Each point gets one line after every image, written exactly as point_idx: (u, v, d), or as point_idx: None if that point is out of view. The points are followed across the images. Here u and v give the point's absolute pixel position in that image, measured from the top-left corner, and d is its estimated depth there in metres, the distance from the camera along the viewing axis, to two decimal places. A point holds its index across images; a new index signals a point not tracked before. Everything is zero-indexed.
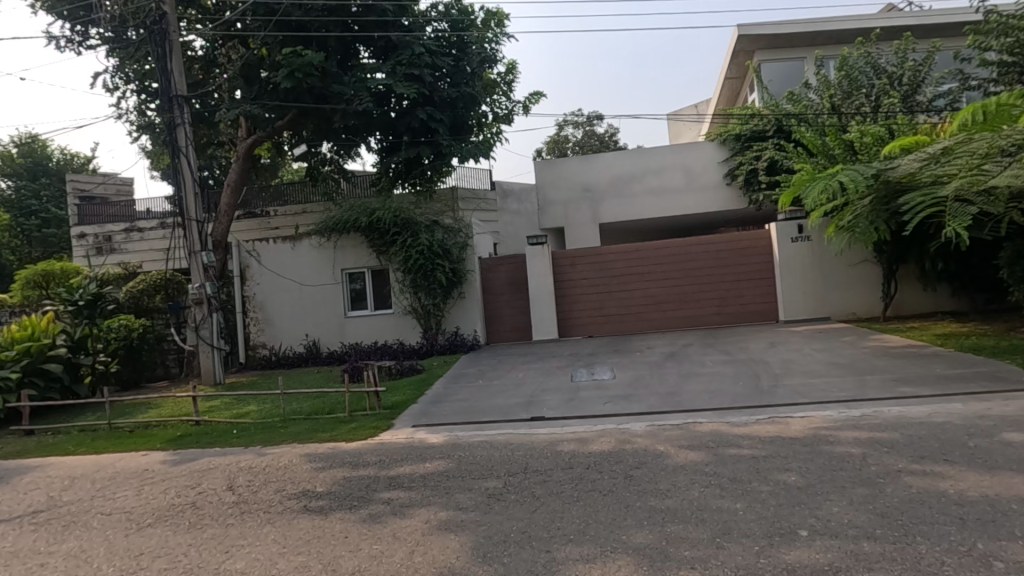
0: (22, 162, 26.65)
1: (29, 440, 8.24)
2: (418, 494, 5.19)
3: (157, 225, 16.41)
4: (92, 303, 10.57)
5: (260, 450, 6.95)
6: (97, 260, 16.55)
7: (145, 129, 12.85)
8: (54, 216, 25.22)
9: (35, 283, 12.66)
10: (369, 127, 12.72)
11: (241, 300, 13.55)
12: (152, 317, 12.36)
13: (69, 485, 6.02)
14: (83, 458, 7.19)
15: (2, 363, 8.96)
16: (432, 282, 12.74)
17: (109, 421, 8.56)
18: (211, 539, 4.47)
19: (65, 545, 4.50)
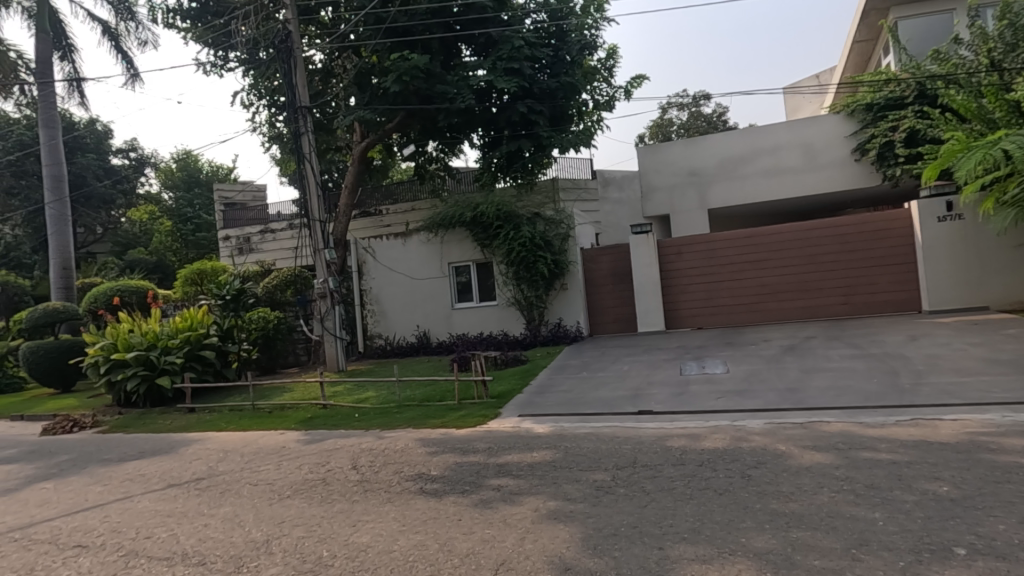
0: (180, 176, 30.75)
1: (191, 416, 9.52)
2: (527, 482, 5.28)
3: (286, 226, 18.09)
4: (236, 297, 11.95)
5: (379, 434, 7.44)
6: (240, 259, 18.63)
7: (275, 139, 14.18)
8: (206, 222, 28.94)
9: (192, 280, 14.51)
10: (472, 123, 13.08)
11: (359, 294, 14.59)
12: (284, 310, 13.66)
13: (223, 457, 6.88)
14: (234, 433, 8.17)
15: (169, 349, 10.44)
16: (534, 274, 12.87)
17: (253, 402, 9.63)
18: (339, 513, 4.86)
19: (223, 509, 5.16)
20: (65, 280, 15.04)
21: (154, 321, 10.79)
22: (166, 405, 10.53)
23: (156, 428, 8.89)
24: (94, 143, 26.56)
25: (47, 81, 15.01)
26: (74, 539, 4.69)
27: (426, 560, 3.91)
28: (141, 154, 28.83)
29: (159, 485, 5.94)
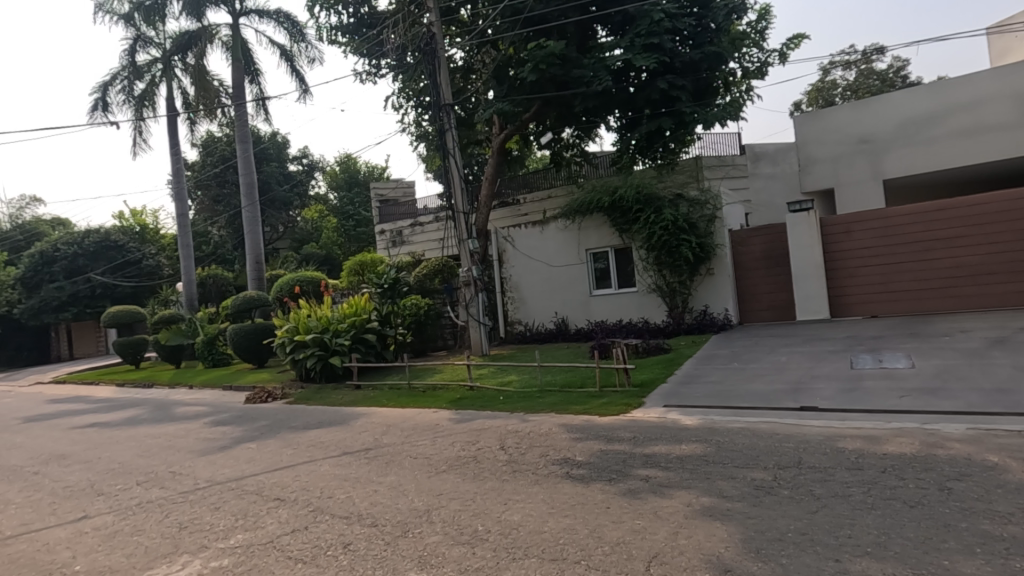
0: (343, 177, 34.29)
1: (358, 392, 10.66)
2: (677, 475, 5.06)
3: (433, 219, 19.33)
4: (392, 286, 13.14)
5: (524, 417, 7.65)
6: (393, 251, 20.34)
7: (422, 137, 15.15)
8: (365, 218, 32.06)
9: (356, 270, 16.15)
10: (609, 106, 12.69)
11: (500, 282, 15.12)
12: (433, 297, 14.61)
13: (387, 430, 7.59)
14: (394, 409, 8.98)
15: (339, 332, 11.78)
16: (677, 259, 12.31)
17: (408, 381, 10.50)
18: (490, 491, 5.09)
19: (389, 477, 5.69)
20: (258, 272, 17.64)
21: (327, 307, 12.20)
22: (338, 381, 11.91)
23: (330, 401, 10.10)
24: (276, 153, 30.77)
25: (240, 102, 17.60)
26: (274, 492, 5.50)
27: (576, 545, 3.93)
28: (312, 160, 32.77)
29: (336, 452, 6.73)
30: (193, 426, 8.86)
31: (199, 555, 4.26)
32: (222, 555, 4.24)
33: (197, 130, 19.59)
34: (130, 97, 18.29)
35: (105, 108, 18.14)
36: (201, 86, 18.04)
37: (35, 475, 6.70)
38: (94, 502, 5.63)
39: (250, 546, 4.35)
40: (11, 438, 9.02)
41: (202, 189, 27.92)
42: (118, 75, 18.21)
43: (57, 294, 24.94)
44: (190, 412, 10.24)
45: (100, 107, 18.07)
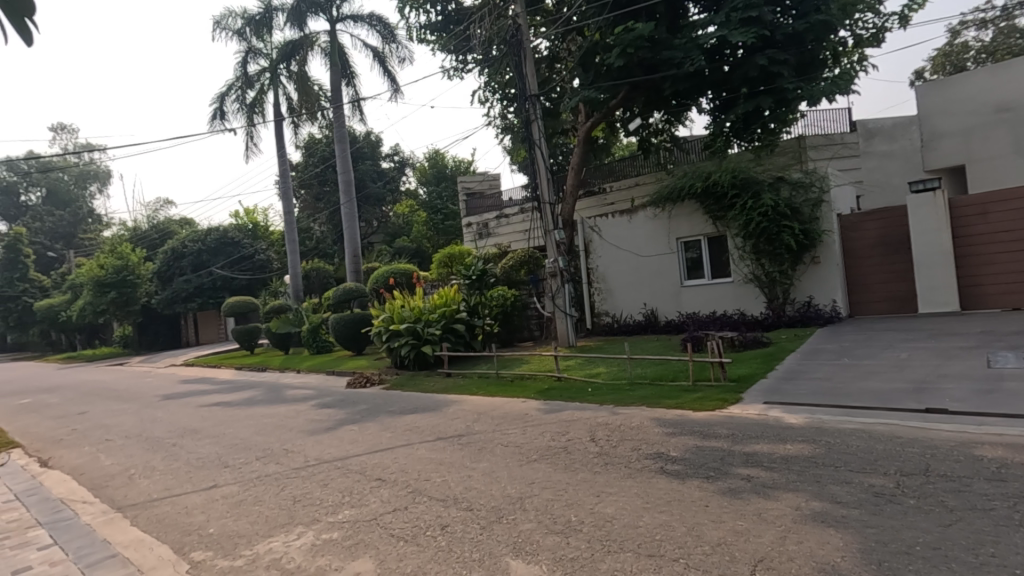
0: (431, 172, 35.43)
1: (449, 380, 11.03)
2: (783, 477, 4.76)
3: (518, 210, 19.49)
4: (480, 277, 13.15)
5: (613, 409, 7.53)
6: (480, 243, 20.74)
7: (507, 130, 15.27)
8: (453, 211, 32.91)
9: (445, 263, 16.62)
10: (701, 87, 12.15)
11: (586, 272, 14.92)
12: (519, 288, 14.71)
13: (478, 418, 7.78)
14: (484, 398, 9.19)
15: (430, 322, 12.23)
16: (778, 246, 11.55)
17: (497, 371, 10.71)
18: (582, 482, 5.06)
19: (482, 464, 5.82)
20: (356, 265, 18.70)
21: (419, 298, 12.69)
22: (429, 369, 12.38)
23: (423, 388, 10.54)
24: (370, 151, 32.43)
25: (338, 105, 18.65)
26: (375, 473, 5.82)
27: (674, 542, 3.81)
28: (403, 156, 34.17)
29: (431, 437, 6.99)
30: (302, 408, 9.59)
31: (311, 527, 4.60)
32: (331, 529, 4.54)
33: (300, 132, 21.03)
34: (243, 105, 19.97)
35: (222, 117, 19.93)
36: (303, 91, 19.34)
37: (174, 447, 7.56)
38: (222, 473, 6.25)
39: (356, 522, 4.63)
40: (154, 413, 10.24)
41: (305, 188, 30.01)
42: (233, 85, 19.90)
43: (186, 286, 27.92)
44: (298, 395, 11.09)
45: (218, 116, 19.86)
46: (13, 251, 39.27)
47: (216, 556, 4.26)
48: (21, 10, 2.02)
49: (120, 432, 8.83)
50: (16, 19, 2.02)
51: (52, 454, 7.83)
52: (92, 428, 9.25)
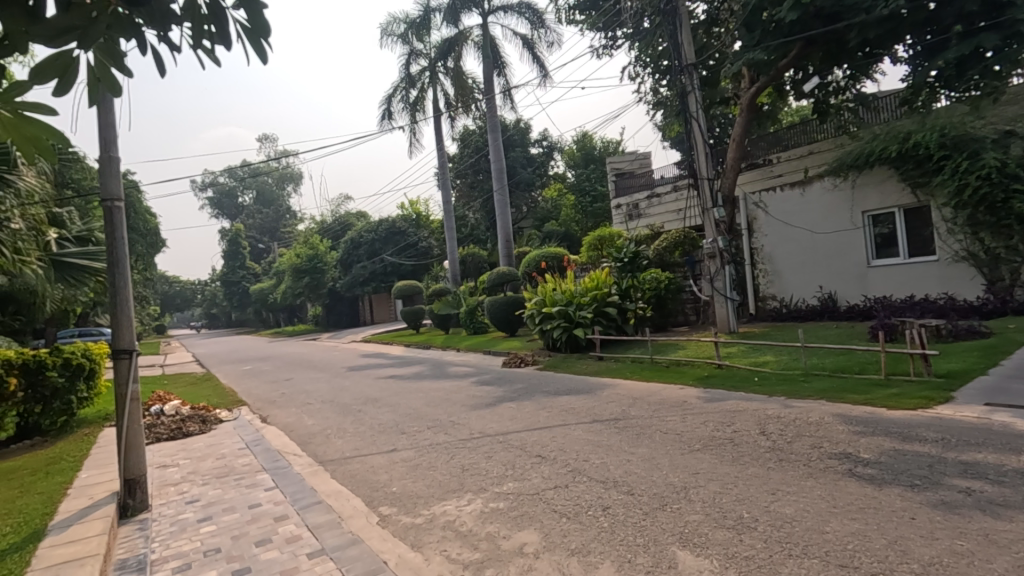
0: (580, 154, 35.29)
1: (601, 363, 11.03)
2: (1018, 494, 3.93)
3: (671, 188, 18.60)
4: (632, 259, 13.16)
5: (786, 402, 6.88)
6: (630, 225, 20.20)
7: (659, 105, 14.56)
8: (601, 193, 32.44)
9: (594, 245, 16.45)
10: (897, 32, 10.41)
11: (750, 253, 13.81)
12: (673, 271, 14.05)
13: (634, 403, 7.63)
14: (639, 383, 8.99)
15: (582, 306, 12.27)
16: (1005, 216, 9.52)
17: (651, 356, 10.43)
18: (754, 477, 4.69)
19: (640, 449, 5.69)
20: (508, 249, 19.42)
21: (570, 281, 12.74)
22: (581, 351, 12.45)
23: (576, 370, 10.65)
24: (519, 138, 33.35)
25: (491, 95, 19.37)
26: (535, 449, 6.01)
27: (871, 554, 3.36)
28: (551, 141, 34.65)
29: (586, 419, 7.02)
30: (463, 384, 10.27)
31: (479, 495, 4.91)
32: (497, 499, 4.79)
33: (456, 125, 22.29)
34: (407, 104, 21.69)
35: (390, 117, 21.88)
36: (459, 86, 20.43)
37: (360, 413, 8.58)
38: (399, 439, 6.95)
39: (520, 495, 4.83)
40: (342, 382, 11.73)
41: (460, 178, 31.86)
42: (398, 86, 21.67)
43: (362, 272, 31.45)
44: (460, 372, 11.90)
45: (386, 116, 21.83)
46: (235, 244, 47.50)
47: (399, 512, 4.74)
48: (260, 34, 2.26)
49: (317, 397, 10.28)
50: (255, 43, 2.27)
51: (269, 412, 9.38)
52: (296, 393, 10.89)
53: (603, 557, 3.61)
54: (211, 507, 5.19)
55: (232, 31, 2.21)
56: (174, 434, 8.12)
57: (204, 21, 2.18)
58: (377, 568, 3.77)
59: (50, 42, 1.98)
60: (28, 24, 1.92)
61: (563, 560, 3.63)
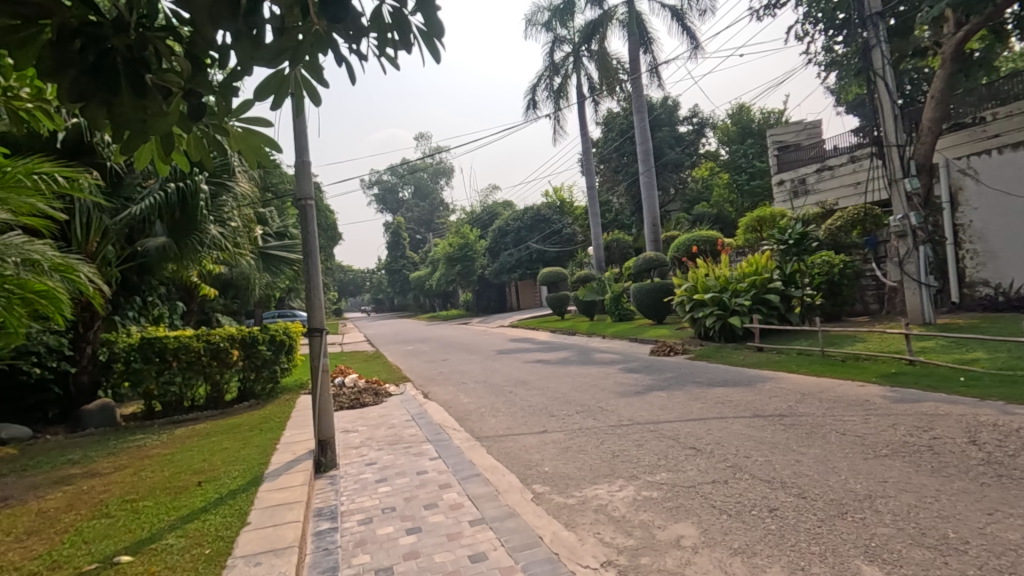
0: (735, 129, 32.65)
1: (761, 354, 10.20)
2: None
3: (847, 159, 16.43)
4: (799, 241, 11.67)
5: (1003, 407, 5.74)
6: (796, 203, 18.20)
7: (833, 65, 12.86)
8: (760, 169, 29.72)
9: (753, 227, 15.17)
10: None
11: (952, 230, 11.70)
12: (850, 253, 12.45)
13: (802, 399, 6.93)
14: (807, 377, 8.14)
15: (738, 292, 11.43)
16: None
17: (822, 348, 9.36)
18: (961, 493, 3.99)
19: (812, 449, 5.16)
20: (655, 234, 18.72)
21: (725, 266, 11.99)
22: (737, 341, 11.64)
23: (732, 360, 9.98)
24: (667, 117, 31.89)
25: (637, 75, 18.71)
26: (689, 441, 5.76)
27: None
28: (702, 117, 32.68)
29: (746, 413, 6.54)
30: (610, 371, 10.19)
31: (631, 483, 4.84)
32: (651, 487, 4.69)
33: (600, 109, 21.95)
34: (551, 92, 21.86)
35: (534, 106, 22.23)
36: (604, 68, 20.06)
37: (510, 394, 8.95)
38: (549, 421, 7.13)
39: (675, 486, 4.67)
40: (493, 364, 12.34)
41: (605, 163, 31.43)
42: (542, 75, 21.88)
43: (509, 259, 32.60)
44: (606, 358, 11.83)
45: (531, 106, 22.22)
46: (397, 235, 52.05)
47: (552, 492, 4.87)
48: (434, 34, 2.43)
49: (471, 377, 10.94)
50: (430, 44, 2.45)
51: (430, 389, 10.22)
52: (453, 372, 11.70)
53: (772, 561, 3.34)
54: (386, 471, 5.81)
55: (412, 35, 2.41)
56: (353, 404, 9.22)
57: (388, 29, 2.40)
58: (534, 541, 3.92)
59: (270, 63, 2.31)
60: (253, 50, 2.24)
61: (725, 559, 3.44)
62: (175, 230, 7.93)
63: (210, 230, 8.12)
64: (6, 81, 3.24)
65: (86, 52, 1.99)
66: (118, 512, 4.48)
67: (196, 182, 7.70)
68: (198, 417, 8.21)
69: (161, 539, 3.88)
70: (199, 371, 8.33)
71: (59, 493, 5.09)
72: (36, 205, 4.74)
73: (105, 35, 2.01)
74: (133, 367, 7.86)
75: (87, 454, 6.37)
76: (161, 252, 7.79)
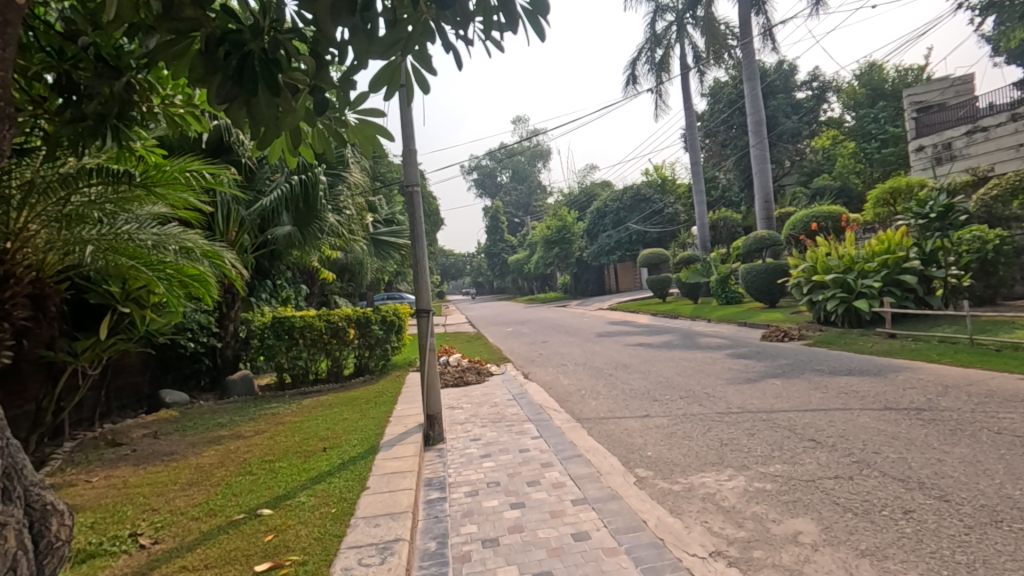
0: (863, 92, 29.38)
1: (893, 341, 9.21)
2: None
3: (1007, 118, 14.20)
4: (943, 214, 10.36)
5: None
6: (941, 171, 15.99)
7: (990, 9, 11.09)
8: (893, 135, 26.53)
9: (885, 200, 13.67)
10: None
11: None
12: (1009, 227, 10.80)
13: (945, 392, 6.17)
14: (950, 368, 7.25)
15: (866, 273, 10.41)
16: None
17: (971, 336, 8.26)
18: None
19: (958, 449, 4.58)
20: (768, 211, 17.43)
21: (850, 245, 11.02)
22: (864, 327, 10.62)
23: (859, 347, 9.12)
24: (782, 83, 29.45)
25: (748, 40, 17.39)
26: (807, 433, 5.36)
27: None
28: (823, 80, 29.79)
29: (876, 405, 5.95)
30: (717, 356, 9.73)
31: (742, 473, 4.61)
32: (764, 479, 4.44)
33: (706, 79, 20.73)
34: (652, 64, 20.98)
35: (635, 81, 21.47)
36: (711, 35, 18.92)
37: (611, 377, 8.87)
38: (652, 405, 6.97)
39: (791, 479, 4.37)
40: (592, 347, 12.26)
41: (711, 137, 29.74)
42: (643, 48, 20.98)
43: (609, 241, 32.03)
44: (712, 342, 11.30)
45: (631, 81, 21.46)
46: (496, 219, 53.08)
47: (656, 477, 4.78)
48: (538, 12, 2.43)
49: (571, 359, 10.96)
50: (535, 22, 2.45)
51: (531, 370, 10.39)
52: (552, 354, 11.82)
53: (907, 567, 3.04)
54: (490, 447, 6.02)
55: (517, 15, 2.41)
56: (457, 382, 9.63)
57: (493, 11, 2.43)
58: (637, 525, 3.87)
59: (384, 55, 2.42)
60: (367, 43, 2.36)
61: (850, 560, 3.18)
62: (299, 219, 8.67)
63: (328, 219, 8.79)
64: (164, 89, 3.70)
65: (230, 57, 2.21)
66: (259, 470, 5.06)
67: (316, 174, 8.34)
68: (322, 390, 9.00)
69: (295, 497, 4.32)
70: (322, 348, 9.11)
71: (211, 451, 5.83)
72: (189, 199, 5.40)
73: (244, 40, 2.20)
74: (266, 342, 8.82)
75: (233, 419, 7.22)
76: (288, 239, 8.58)
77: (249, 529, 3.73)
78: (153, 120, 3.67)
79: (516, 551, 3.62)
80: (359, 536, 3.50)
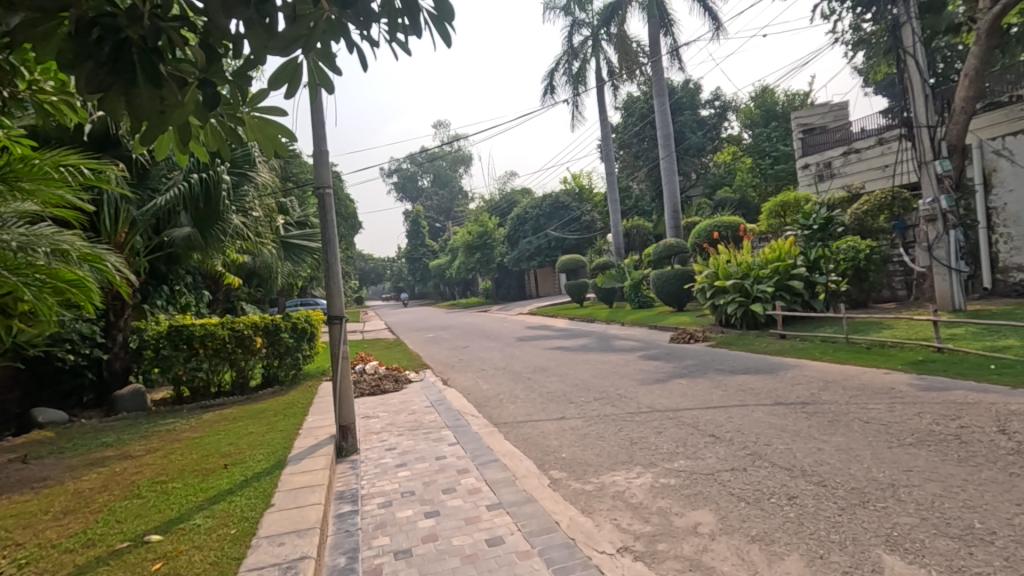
0: (758, 112, 31.94)
1: (783, 341, 10.08)
2: None
3: (874, 141, 15.98)
4: (824, 226, 11.58)
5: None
6: (823, 187, 17.73)
7: (860, 44, 12.33)
8: (784, 152, 29.13)
9: (777, 212, 14.92)
10: None
11: (985, 213, 11.25)
12: (877, 238, 12.19)
13: (826, 386, 6.84)
14: (830, 364, 8.04)
15: (761, 279, 11.27)
16: None
17: (847, 335, 9.20)
18: (990, 482, 3.89)
19: (835, 438, 5.08)
20: (676, 220, 18.50)
21: (747, 252, 11.85)
22: (760, 328, 11.52)
23: (754, 347, 9.89)
24: (689, 100, 31.40)
25: (657, 58, 18.39)
26: (708, 429, 5.72)
27: None
28: (724, 100, 32.14)
29: (768, 400, 6.48)
30: (630, 358, 10.18)
31: (649, 469, 4.83)
32: (669, 475, 4.67)
33: (620, 94, 21.68)
34: (569, 76, 21.59)
35: (552, 91, 22.02)
36: (623, 52, 19.97)
37: (529, 381, 9.00)
38: (568, 408, 7.14)
39: (694, 473, 4.64)
40: (512, 351, 12.40)
41: (625, 148, 31.17)
42: (561, 59, 21.58)
43: (529, 247, 32.54)
44: (626, 345, 11.79)
45: (550, 91, 22.02)
46: (416, 224, 52.32)
47: (569, 477, 4.90)
48: (444, 17, 2.43)
49: (490, 364, 11.00)
50: (441, 27, 2.45)
51: (450, 375, 10.33)
52: (472, 359, 11.82)
53: (790, 549, 3.31)
54: (406, 456, 5.89)
55: (422, 19, 2.41)
56: (373, 391, 9.36)
57: (399, 14, 2.40)
58: (551, 526, 3.94)
59: (283, 51, 2.33)
60: (267, 38, 2.24)
61: (743, 546, 3.42)
62: (199, 220, 8.10)
63: (232, 220, 8.27)
64: (31, 73, 3.31)
65: (103, 43, 2.02)
66: (149, 493, 4.64)
67: (218, 173, 7.82)
68: (226, 402, 8.42)
69: (190, 519, 4.00)
70: (225, 358, 8.53)
71: (94, 474, 5.28)
72: (65, 197, 4.83)
73: (121, 26, 2.04)
74: (161, 353, 8.08)
75: (121, 437, 6.60)
76: (187, 241, 7.97)
77: (135, 558, 3.40)
78: (17, 108, 3.27)
79: (429, 560, 3.57)
80: (261, 557, 3.30)
